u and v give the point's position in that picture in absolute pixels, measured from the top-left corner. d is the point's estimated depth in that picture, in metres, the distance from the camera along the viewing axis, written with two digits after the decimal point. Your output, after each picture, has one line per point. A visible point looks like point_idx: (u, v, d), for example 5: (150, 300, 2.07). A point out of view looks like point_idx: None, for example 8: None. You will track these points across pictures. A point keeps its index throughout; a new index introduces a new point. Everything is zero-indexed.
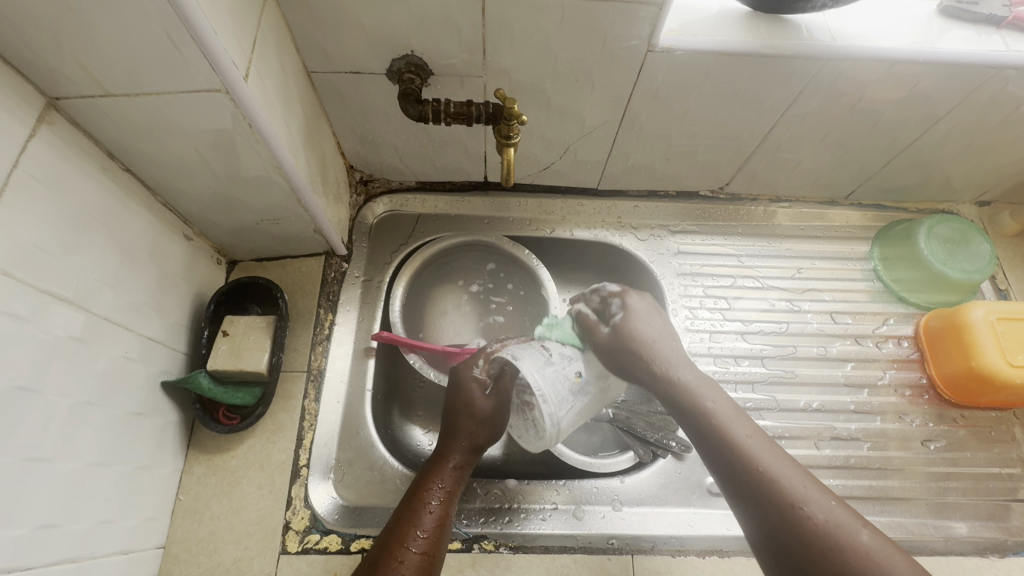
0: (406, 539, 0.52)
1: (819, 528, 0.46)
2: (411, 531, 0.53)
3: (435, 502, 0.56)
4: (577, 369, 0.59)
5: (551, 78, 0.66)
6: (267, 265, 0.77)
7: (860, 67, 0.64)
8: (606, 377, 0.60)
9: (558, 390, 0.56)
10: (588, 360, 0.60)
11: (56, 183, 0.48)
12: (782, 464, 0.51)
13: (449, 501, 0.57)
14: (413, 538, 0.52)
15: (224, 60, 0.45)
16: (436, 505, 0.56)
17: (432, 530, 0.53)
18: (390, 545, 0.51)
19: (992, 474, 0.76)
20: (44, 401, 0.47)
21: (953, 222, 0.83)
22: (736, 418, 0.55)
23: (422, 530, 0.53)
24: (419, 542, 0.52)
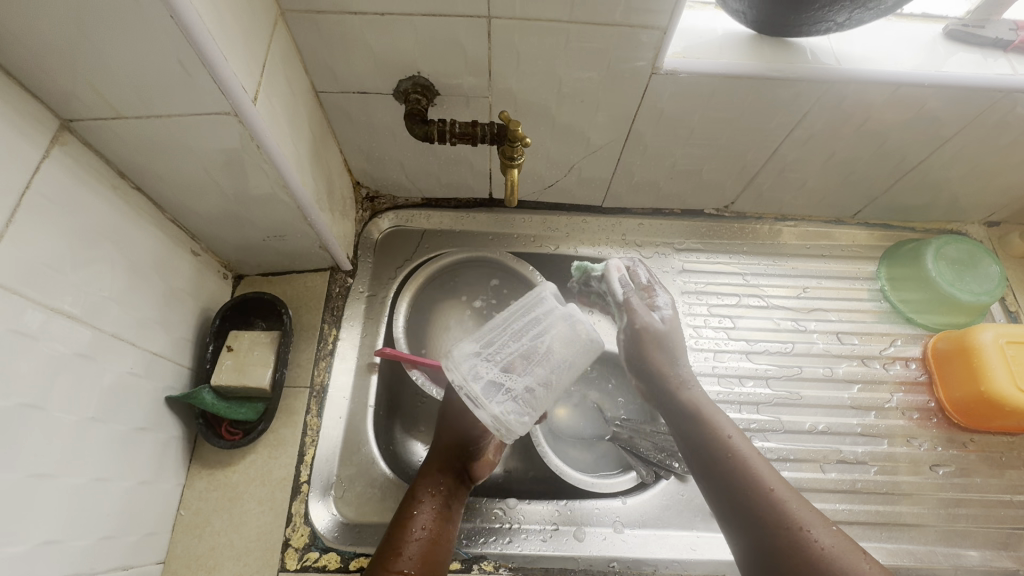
0: (390, 561, 0.53)
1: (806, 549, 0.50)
2: (392, 554, 0.54)
3: (417, 519, 0.57)
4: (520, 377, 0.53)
5: (556, 99, 0.67)
6: (273, 280, 0.78)
7: (865, 89, 0.64)
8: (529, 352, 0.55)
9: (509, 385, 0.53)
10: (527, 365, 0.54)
11: (67, 202, 0.49)
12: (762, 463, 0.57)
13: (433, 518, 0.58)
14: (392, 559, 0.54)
15: (233, 84, 0.46)
16: (420, 524, 0.57)
17: (411, 549, 0.55)
18: (376, 569, 0.53)
19: (1002, 501, 0.74)
20: (49, 418, 0.47)
21: (961, 243, 0.83)
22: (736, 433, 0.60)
23: (403, 552, 0.54)
24: (399, 562, 0.53)
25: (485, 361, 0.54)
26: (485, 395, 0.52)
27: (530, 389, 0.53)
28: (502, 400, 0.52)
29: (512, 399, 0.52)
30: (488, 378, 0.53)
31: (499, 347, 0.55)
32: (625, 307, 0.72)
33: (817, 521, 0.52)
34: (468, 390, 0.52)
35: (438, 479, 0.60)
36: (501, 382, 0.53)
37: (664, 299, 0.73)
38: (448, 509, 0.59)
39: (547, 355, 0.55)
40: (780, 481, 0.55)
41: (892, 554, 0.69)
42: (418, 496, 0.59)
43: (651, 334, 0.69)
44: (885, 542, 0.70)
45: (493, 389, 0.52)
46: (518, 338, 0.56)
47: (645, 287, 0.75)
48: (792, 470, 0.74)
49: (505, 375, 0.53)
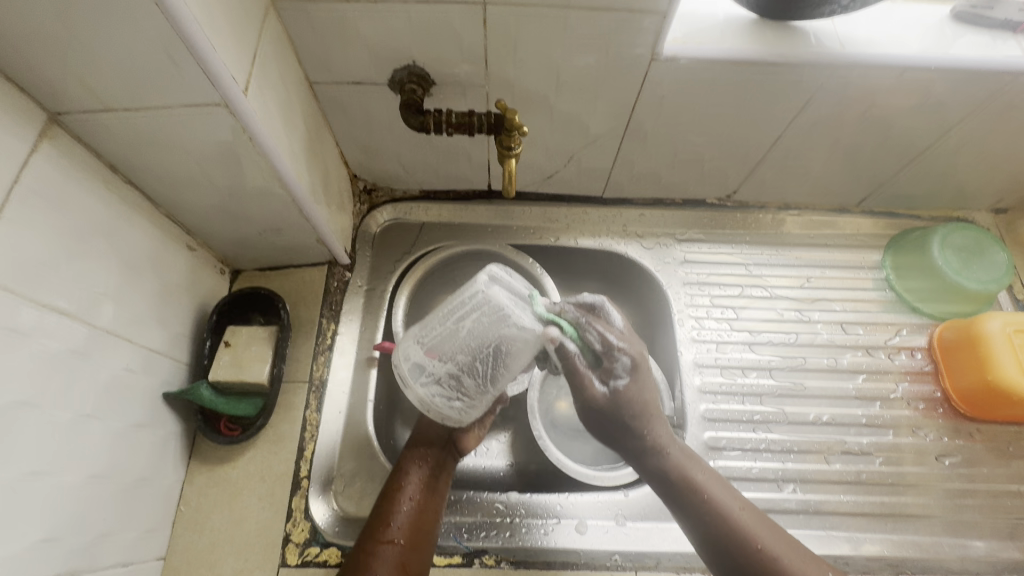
0: (381, 533, 0.54)
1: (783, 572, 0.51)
2: (383, 524, 0.55)
3: (406, 490, 0.57)
4: (442, 360, 0.54)
5: (555, 87, 0.65)
6: (270, 275, 0.77)
7: (871, 74, 0.63)
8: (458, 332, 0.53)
9: (431, 368, 0.54)
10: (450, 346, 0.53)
11: (58, 197, 0.48)
12: (727, 494, 0.56)
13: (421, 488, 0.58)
14: (382, 529, 0.54)
15: (223, 74, 0.45)
16: (408, 495, 0.57)
17: (401, 519, 0.55)
18: (369, 540, 0.54)
19: (1009, 491, 0.73)
20: (45, 416, 0.47)
21: (968, 230, 0.81)
22: (700, 467, 0.57)
23: (393, 522, 0.55)
24: (389, 532, 0.54)
25: (416, 345, 0.55)
26: (410, 375, 0.55)
27: (455, 371, 0.54)
28: (423, 380, 0.55)
29: (433, 381, 0.54)
30: (416, 361, 0.54)
31: (433, 333, 0.54)
32: (572, 377, 0.56)
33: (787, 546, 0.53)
34: (398, 366, 0.56)
35: (423, 450, 0.60)
36: (425, 366, 0.54)
37: (627, 359, 0.56)
38: (435, 479, 0.59)
39: (476, 346, 0.53)
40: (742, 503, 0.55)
41: (897, 545, 0.69)
42: (406, 467, 0.59)
43: (607, 404, 0.56)
44: (889, 534, 0.70)
45: (417, 370, 0.54)
46: (450, 327, 0.53)
47: (606, 351, 0.57)
48: (795, 462, 0.73)
49: (429, 359, 0.54)
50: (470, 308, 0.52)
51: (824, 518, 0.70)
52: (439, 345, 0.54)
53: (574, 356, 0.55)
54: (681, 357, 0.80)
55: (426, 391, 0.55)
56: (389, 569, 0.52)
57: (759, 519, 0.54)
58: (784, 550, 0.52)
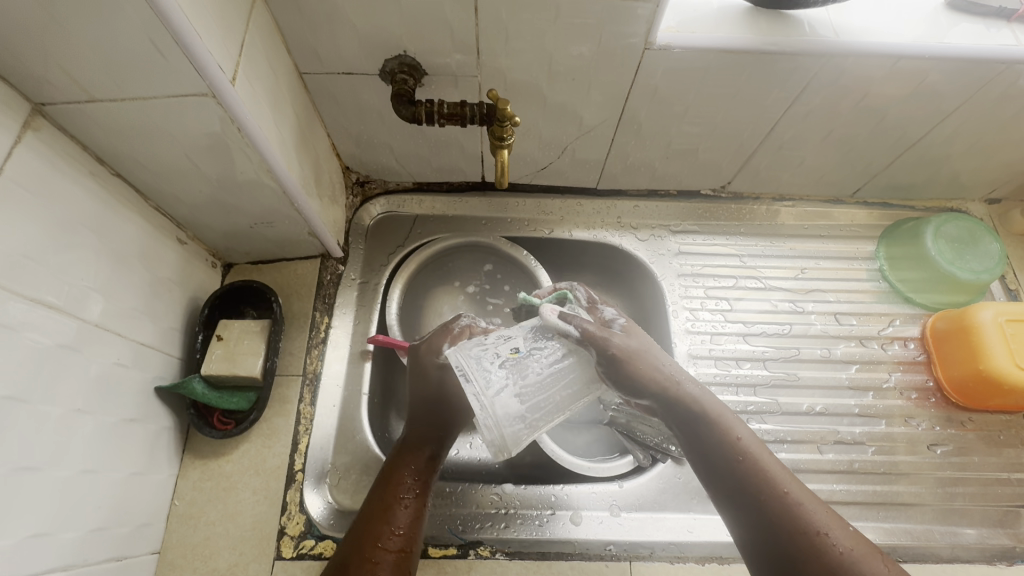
0: (378, 538, 0.51)
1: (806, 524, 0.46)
2: (388, 531, 0.52)
3: (409, 496, 0.55)
4: (533, 405, 0.52)
5: (548, 77, 0.65)
6: (263, 268, 0.77)
7: (865, 62, 0.62)
8: (542, 373, 0.54)
9: (520, 416, 0.52)
10: (540, 391, 0.53)
11: (43, 189, 0.47)
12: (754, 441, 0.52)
13: (424, 495, 0.56)
14: (386, 537, 0.51)
15: (209, 64, 0.45)
16: (412, 502, 0.54)
17: (407, 526, 0.53)
18: (364, 548, 0.50)
19: (1000, 479, 0.74)
20: (34, 410, 0.46)
21: (960, 221, 0.81)
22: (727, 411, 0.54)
23: (399, 529, 0.52)
24: (394, 540, 0.51)
25: (513, 395, 0.52)
26: (500, 427, 0.51)
27: (543, 413, 0.53)
28: (519, 435, 0.51)
29: (525, 427, 0.52)
30: (514, 414, 0.51)
31: (532, 387, 0.53)
32: (587, 339, 0.54)
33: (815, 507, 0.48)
34: (490, 413, 0.50)
35: (419, 454, 0.57)
36: (524, 420, 0.52)
37: (612, 311, 0.61)
38: (429, 482, 0.57)
39: (569, 407, 0.55)
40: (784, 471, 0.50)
41: (889, 533, 0.69)
42: (399, 471, 0.56)
43: (625, 353, 0.54)
44: (881, 522, 0.70)
45: (515, 422, 0.51)
46: (552, 382, 0.54)
47: (590, 306, 0.63)
48: (789, 451, 0.74)
49: (529, 415, 0.52)
50: (552, 350, 0.56)
51: None
52: (527, 388, 0.53)
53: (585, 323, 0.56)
54: (676, 348, 0.80)
55: (515, 439, 0.51)
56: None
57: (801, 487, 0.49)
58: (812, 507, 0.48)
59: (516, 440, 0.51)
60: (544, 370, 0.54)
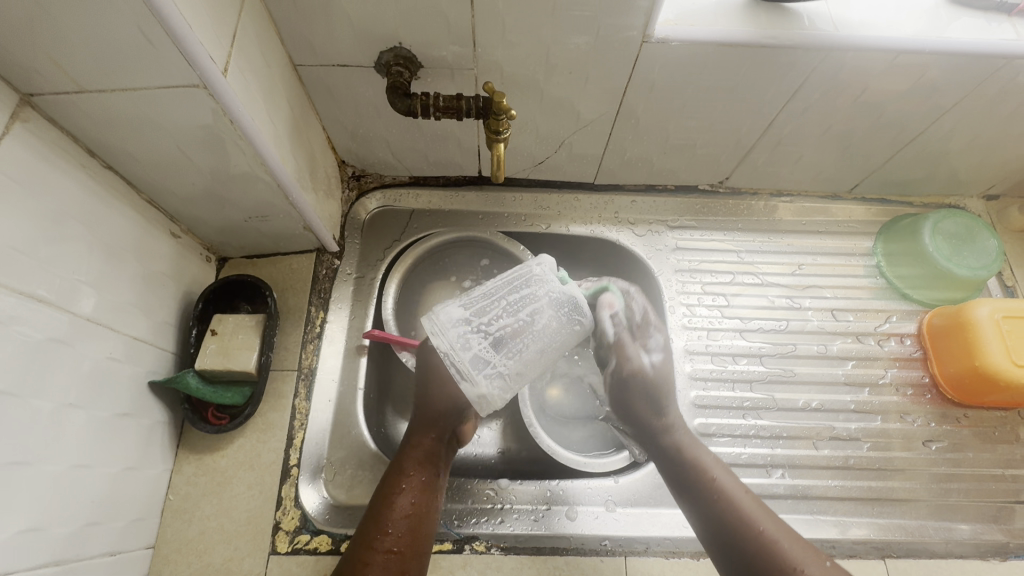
0: (372, 542, 0.52)
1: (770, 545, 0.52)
2: (379, 531, 0.53)
3: (402, 494, 0.55)
4: (477, 313, 0.54)
5: (544, 71, 0.64)
6: (258, 263, 0.76)
7: (864, 57, 0.62)
8: (487, 290, 0.57)
9: (461, 323, 0.54)
10: (483, 302, 0.55)
11: (32, 181, 0.47)
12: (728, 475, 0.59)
13: (418, 491, 0.56)
14: (378, 538, 0.52)
15: (200, 54, 0.44)
16: (405, 500, 0.55)
17: (399, 526, 0.53)
18: (358, 549, 0.52)
19: (994, 475, 0.74)
20: (25, 405, 0.46)
21: (958, 217, 0.81)
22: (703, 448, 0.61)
23: (390, 529, 0.53)
24: (386, 540, 0.52)
25: (457, 303, 0.55)
26: (442, 331, 0.53)
27: (492, 326, 0.54)
28: (460, 338, 0.53)
29: (469, 334, 0.53)
30: (459, 319, 0.54)
31: (476, 297, 0.56)
32: (615, 348, 0.64)
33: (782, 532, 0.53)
34: (433, 320, 0.54)
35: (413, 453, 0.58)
36: (468, 324, 0.54)
37: (655, 338, 0.69)
38: (426, 480, 0.57)
39: (524, 327, 0.54)
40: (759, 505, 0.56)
41: (883, 528, 0.69)
42: (394, 473, 0.57)
43: (641, 378, 0.65)
44: (875, 517, 0.70)
45: (457, 325, 0.53)
46: (499, 293, 0.56)
47: (638, 324, 0.68)
48: (785, 447, 0.74)
49: (471, 319, 0.54)
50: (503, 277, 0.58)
51: (812, 502, 0.70)
52: (470, 300, 0.55)
53: (619, 333, 0.65)
54: (672, 344, 0.80)
55: (457, 345, 0.53)
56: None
57: (770, 517, 0.54)
58: (779, 532, 0.53)
59: (458, 347, 0.53)
60: (488, 287, 0.57)
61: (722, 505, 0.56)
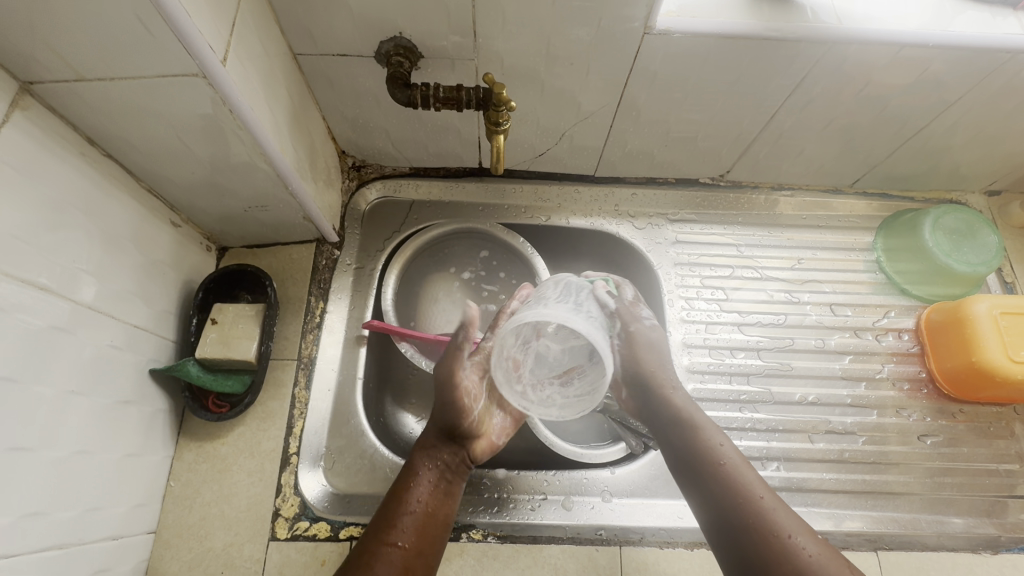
0: (388, 534, 0.54)
1: (762, 510, 0.53)
2: (393, 527, 0.54)
3: (420, 496, 0.57)
4: (569, 302, 0.58)
5: (545, 62, 0.64)
6: (258, 253, 0.76)
7: (868, 50, 0.62)
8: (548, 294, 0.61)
9: (570, 311, 0.55)
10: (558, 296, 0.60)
11: (32, 169, 0.47)
12: (727, 442, 0.60)
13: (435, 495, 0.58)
14: (393, 534, 0.54)
15: (198, 43, 0.44)
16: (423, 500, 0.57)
17: (414, 525, 0.55)
18: (372, 540, 0.53)
19: (988, 470, 0.75)
20: (27, 391, 0.47)
21: (959, 212, 0.81)
22: (704, 415, 0.63)
23: (405, 527, 0.54)
24: (400, 539, 0.54)
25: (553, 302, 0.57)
26: (569, 316, 0.53)
27: (586, 312, 0.58)
28: (582, 320, 0.54)
29: (581, 316, 0.56)
30: (566, 308, 0.56)
31: (552, 296, 0.60)
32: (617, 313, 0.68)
33: (774, 500, 0.54)
34: (558, 312, 0.53)
35: (442, 451, 0.60)
36: (572, 310, 0.56)
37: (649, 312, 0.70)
38: (447, 484, 0.59)
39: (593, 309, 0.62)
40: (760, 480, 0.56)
41: (875, 521, 0.70)
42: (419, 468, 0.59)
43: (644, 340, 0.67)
44: (869, 510, 0.71)
45: (572, 312, 0.55)
46: (563, 291, 0.62)
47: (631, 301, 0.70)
48: (780, 440, 0.74)
49: (574, 308, 0.57)
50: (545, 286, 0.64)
51: (806, 495, 0.71)
52: (550, 298, 0.59)
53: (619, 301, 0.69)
54: (670, 337, 0.80)
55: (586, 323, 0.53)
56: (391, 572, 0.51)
57: (759, 479, 0.56)
58: (772, 501, 0.54)
59: (589, 326, 0.53)
60: (552, 293, 0.61)
61: (717, 468, 0.57)
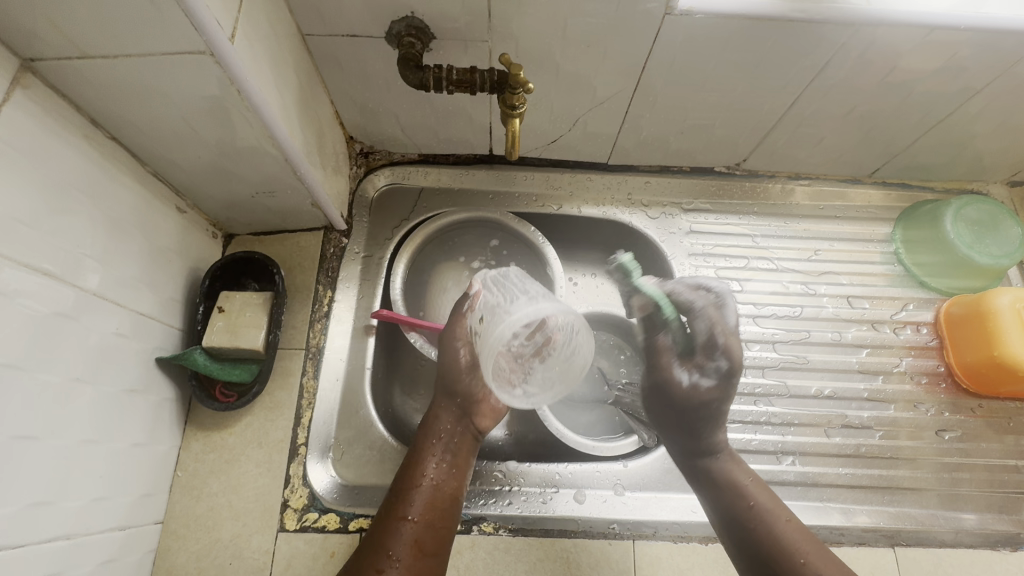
0: (396, 510, 0.53)
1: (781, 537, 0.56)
2: (403, 499, 0.54)
3: (429, 468, 0.56)
4: (518, 292, 0.56)
5: (561, 44, 0.62)
6: (264, 240, 0.75)
7: (897, 32, 0.59)
8: (491, 300, 0.57)
9: (529, 301, 0.53)
10: (505, 293, 0.56)
11: (35, 150, 0.45)
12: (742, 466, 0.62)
13: (444, 464, 0.57)
14: (405, 508, 0.53)
15: (206, 18, 0.42)
16: (433, 471, 0.56)
17: (424, 496, 0.54)
18: (385, 516, 0.53)
19: (1006, 466, 0.73)
20: (32, 379, 0.46)
21: (981, 203, 0.79)
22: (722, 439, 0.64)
23: (413, 499, 0.54)
24: (410, 510, 0.53)
25: (511, 304, 0.53)
26: (540, 307, 0.51)
27: (534, 292, 0.57)
28: (545, 301, 0.53)
29: (538, 298, 0.55)
30: (525, 301, 0.53)
31: (500, 296, 0.56)
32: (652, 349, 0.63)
33: (791, 524, 0.57)
34: (531, 311, 0.50)
35: (442, 426, 0.59)
36: (530, 299, 0.54)
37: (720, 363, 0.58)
38: (451, 456, 0.58)
39: (535, 285, 0.60)
40: (774, 501, 0.59)
41: (892, 516, 0.69)
42: (423, 445, 0.58)
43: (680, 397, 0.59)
44: (886, 506, 0.70)
45: (534, 301, 0.53)
46: (503, 284, 0.58)
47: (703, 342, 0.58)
48: (795, 434, 0.73)
49: (531, 295, 0.55)
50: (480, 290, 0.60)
51: (821, 490, 0.70)
52: (501, 299, 0.55)
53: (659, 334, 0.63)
54: None
55: (551, 304, 0.52)
56: (403, 546, 0.51)
57: (775, 501, 0.59)
58: (791, 526, 0.57)
59: (555, 306, 0.52)
60: (496, 293, 0.57)
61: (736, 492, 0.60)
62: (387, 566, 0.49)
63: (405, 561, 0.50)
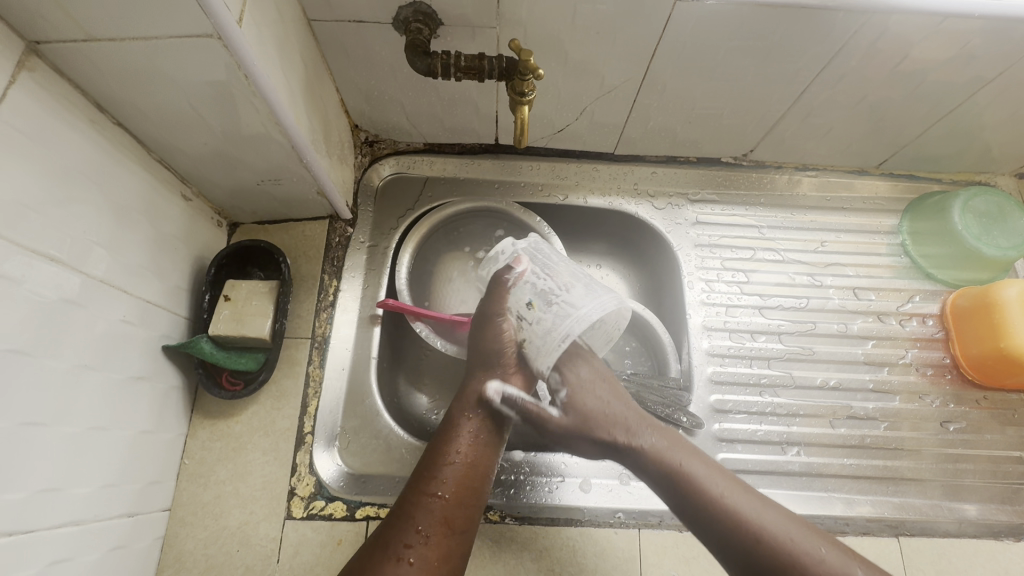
0: (428, 486, 0.51)
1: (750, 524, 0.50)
2: (432, 476, 0.52)
3: (462, 446, 0.54)
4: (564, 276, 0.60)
5: (570, 30, 0.61)
6: (270, 229, 0.75)
7: (909, 20, 0.59)
8: (537, 285, 0.58)
9: (586, 291, 0.58)
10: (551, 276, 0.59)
11: (41, 134, 0.45)
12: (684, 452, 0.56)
13: (478, 443, 0.55)
14: (436, 484, 0.51)
15: (214, 0, 0.42)
16: (466, 448, 0.54)
17: (457, 474, 0.52)
18: (413, 491, 0.51)
19: (1010, 457, 0.74)
20: (40, 364, 0.45)
21: (990, 195, 0.78)
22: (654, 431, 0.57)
23: (443, 476, 0.52)
24: (440, 486, 0.51)
25: (568, 293, 0.57)
26: (602, 297, 0.57)
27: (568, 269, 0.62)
28: (597, 288, 0.59)
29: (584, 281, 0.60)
30: (581, 289, 0.58)
31: (549, 281, 0.58)
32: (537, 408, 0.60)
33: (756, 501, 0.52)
34: (599, 304, 0.57)
35: (480, 400, 0.56)
36: (584, 286, 0.59)
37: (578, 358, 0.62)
38: (486, 433, 0.55)
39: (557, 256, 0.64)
40: (741, 488, 0.53)
41: (895, 506, 0.69)
42: (458, 419, 0.56)
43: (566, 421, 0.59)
44: (889, 496, 0.70)
45: (589, 290, 0.58)
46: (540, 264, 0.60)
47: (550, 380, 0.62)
48: (800, 425, 0.73)
49: (582, 282, 0.59)
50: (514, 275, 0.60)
51: (825, 480, 0.70)
52: (549, 283, 0.58)
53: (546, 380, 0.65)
54: (690, 320, 0.79)
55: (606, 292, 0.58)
56: (432, 522, 0.49)
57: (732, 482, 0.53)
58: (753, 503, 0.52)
59: (606, 291, 0.59)
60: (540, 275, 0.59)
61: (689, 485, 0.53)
62: (415, 542, 0.48)
63: (433, 539, 0.49)
